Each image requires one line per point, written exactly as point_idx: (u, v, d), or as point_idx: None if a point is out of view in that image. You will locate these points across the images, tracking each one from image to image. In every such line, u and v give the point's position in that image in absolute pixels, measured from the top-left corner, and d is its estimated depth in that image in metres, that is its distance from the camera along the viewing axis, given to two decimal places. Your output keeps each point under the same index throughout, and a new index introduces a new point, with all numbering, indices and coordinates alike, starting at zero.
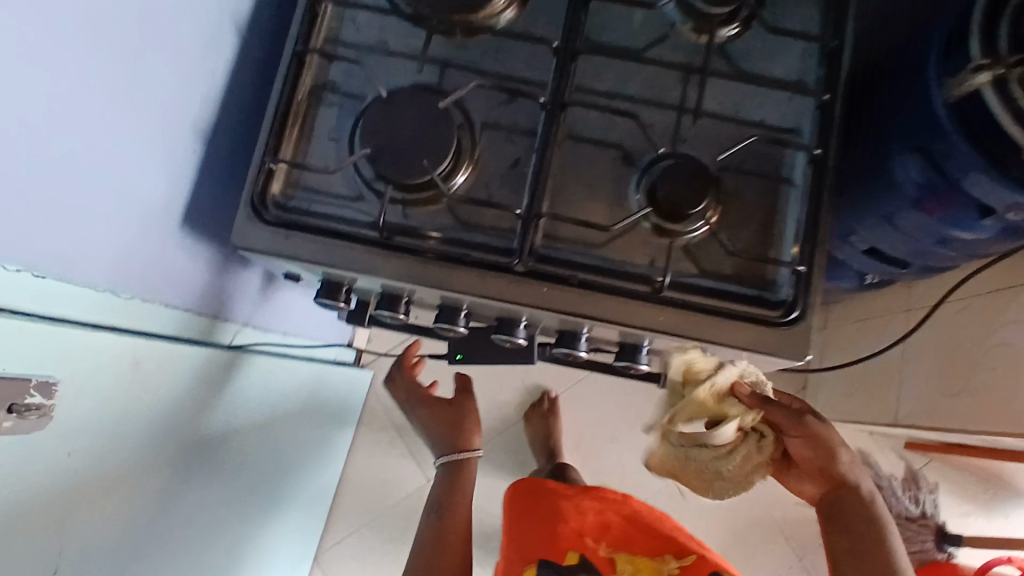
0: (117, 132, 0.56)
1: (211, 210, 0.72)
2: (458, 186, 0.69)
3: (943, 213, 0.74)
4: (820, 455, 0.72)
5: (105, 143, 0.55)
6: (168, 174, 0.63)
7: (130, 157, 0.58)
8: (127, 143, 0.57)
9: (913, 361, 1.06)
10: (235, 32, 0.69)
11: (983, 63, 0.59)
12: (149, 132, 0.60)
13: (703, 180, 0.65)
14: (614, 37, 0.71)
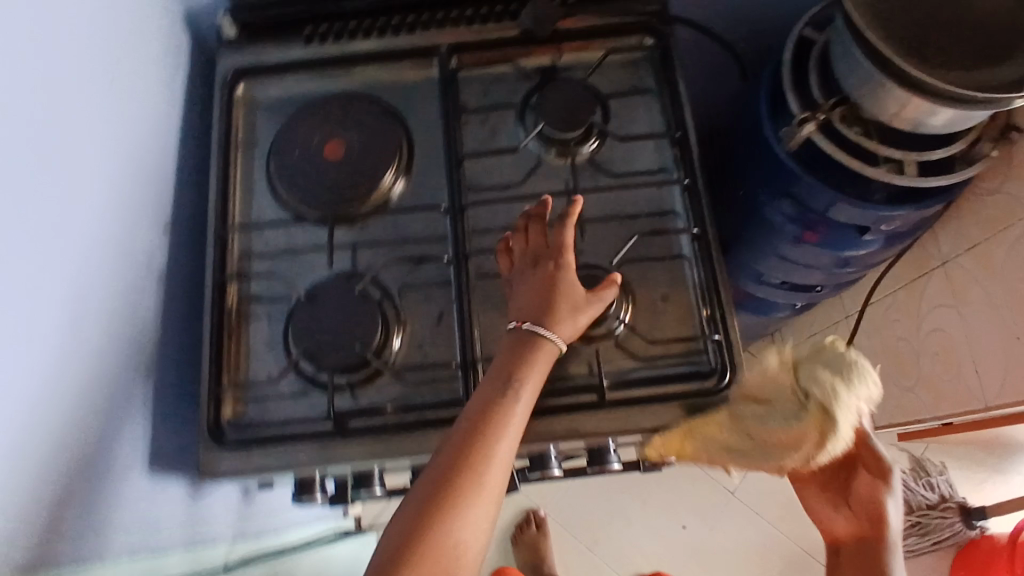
0: (60, 412, 0.60)
1: (167, 446, 0.75)
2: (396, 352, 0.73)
3: (821, 237, 0.81)
4: (865, 514, 0.60)
5: (50, 427, 0.58)
6: (115, 431, 0.66)
7: (74, 431, 0.61)
8: (70, 417, 0.61)
9: (868, 363, 1.10)
10: (159, 278, 0.75)
11: (807, 116, 0.69)
12: (90, 399, 0.63)
13: (605, 284, 0.72)
14: (493, 183, 0.79)
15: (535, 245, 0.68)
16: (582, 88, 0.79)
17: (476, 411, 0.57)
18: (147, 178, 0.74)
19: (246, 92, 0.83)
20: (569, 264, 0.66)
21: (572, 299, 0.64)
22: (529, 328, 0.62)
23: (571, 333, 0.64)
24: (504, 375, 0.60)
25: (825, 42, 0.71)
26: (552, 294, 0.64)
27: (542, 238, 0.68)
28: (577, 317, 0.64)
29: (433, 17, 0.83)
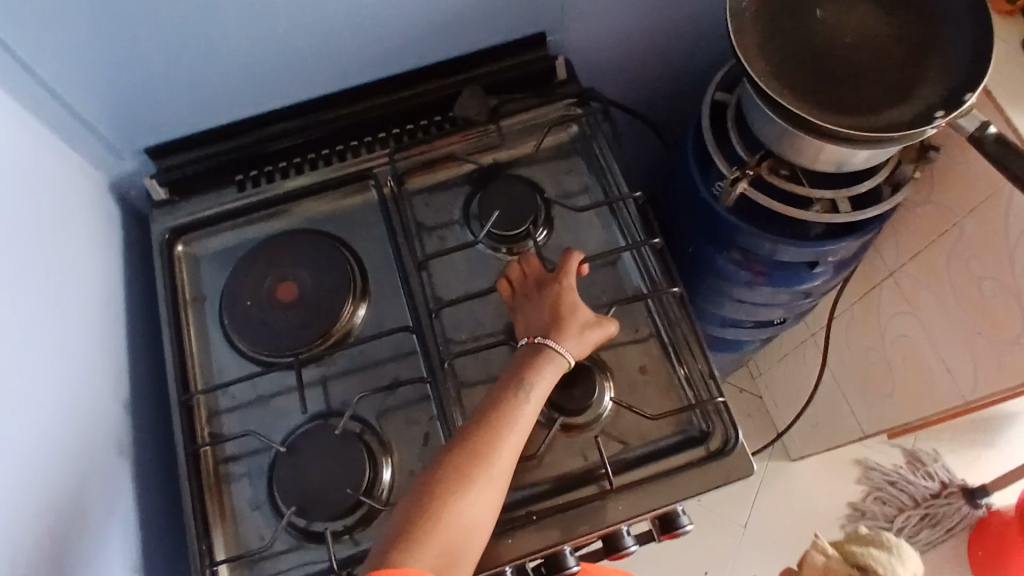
0: None
1: None
2: (388, 485, 0.70)
3: (769, 276, 0.84)
4: None
5: None
6: None
7: None
8: None
9: (843, 375, 1.12)
10: (127, 458, 0.72)
11: (738, 173, 0.72)
12: None
13: (584, 371, 0.72)
14: (451, 290, 0.79)
15: (538, 274, 0.72)
16: (520, 182, 0.81)
17: (489, 405, 0.62)
18: (100, 357, 0.72)
19: (186, 249, 0.82)
20: (572, 284, 0.70)
21: (578, 315, 0.67)
22: (540, 342, 0.66)
23: (579, 350, 0.66)
24: (515, 375, 0.64)
25: (738, 101, 0.75)
26: (557, 311, 0.68)
27: (545, 270, 0.72)
28: (585, 334, 0.67)
29: (362, 142, 0.84)
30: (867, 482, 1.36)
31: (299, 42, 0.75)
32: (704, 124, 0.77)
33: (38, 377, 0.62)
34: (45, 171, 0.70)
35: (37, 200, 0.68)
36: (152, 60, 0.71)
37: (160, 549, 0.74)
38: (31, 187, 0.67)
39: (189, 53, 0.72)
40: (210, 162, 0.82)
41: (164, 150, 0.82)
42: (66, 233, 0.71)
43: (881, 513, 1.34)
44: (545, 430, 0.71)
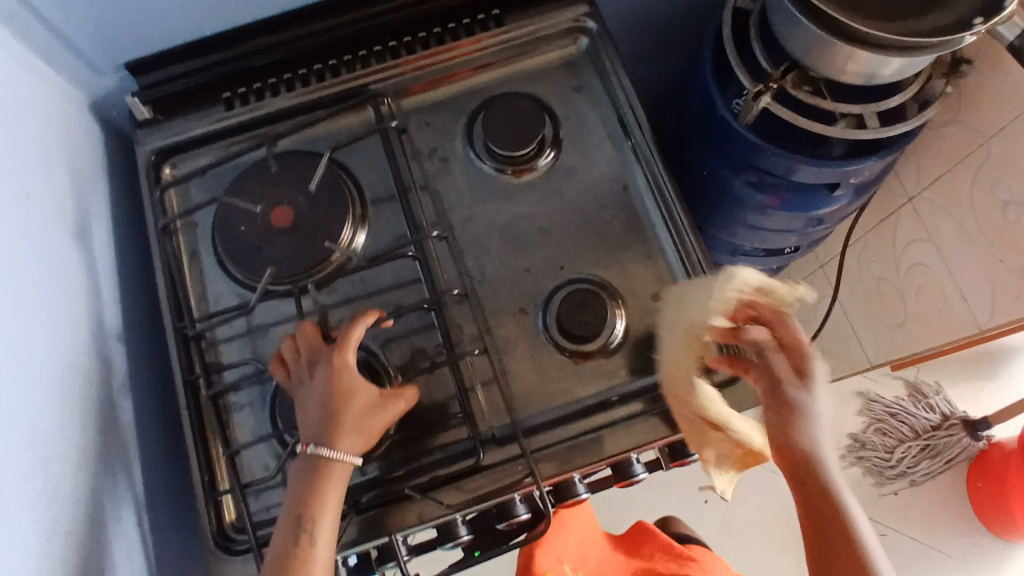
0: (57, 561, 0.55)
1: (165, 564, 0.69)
2: None
3: (787, 202, 0.80)
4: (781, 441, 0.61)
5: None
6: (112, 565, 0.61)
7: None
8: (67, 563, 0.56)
9: (852, 307, 1.10)
10: (121, 390, 0.69)
11: (761, 88, 0.67)
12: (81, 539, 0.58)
13: (594, 297, 0.69)
14: (454, 216, 0.75)
15: (312, 352, 0.60)
16: (527, 100, 0.77)
17: (282, 543, 0.53)
18: (86, 285, 0.68)
19: (173, 172, 0.77)
20: (350, 364, 0.58)
21: (353, 405, 0.57)
22: (313, 452, 0.55)
23: (360, 445, 0.57)
24: (292, 513, 0.54)
25: (762, 7, 0.70)
26: (325, 402, 0.57)
27: (318, 345, 0.60)
28: (366, 425, 0.57)
29: (357, 56, 0.79)
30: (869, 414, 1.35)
31: None
32: (726, 35, 0.72)
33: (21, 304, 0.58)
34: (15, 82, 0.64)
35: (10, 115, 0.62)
36: None
37: (162, 483, 0.72)
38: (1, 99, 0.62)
39: None
40: (196, 79, 0.76)
41: (144, 66, 0.76)
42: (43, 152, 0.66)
43: (881, 444, 1.34)
44: (554, 357, 0.70)
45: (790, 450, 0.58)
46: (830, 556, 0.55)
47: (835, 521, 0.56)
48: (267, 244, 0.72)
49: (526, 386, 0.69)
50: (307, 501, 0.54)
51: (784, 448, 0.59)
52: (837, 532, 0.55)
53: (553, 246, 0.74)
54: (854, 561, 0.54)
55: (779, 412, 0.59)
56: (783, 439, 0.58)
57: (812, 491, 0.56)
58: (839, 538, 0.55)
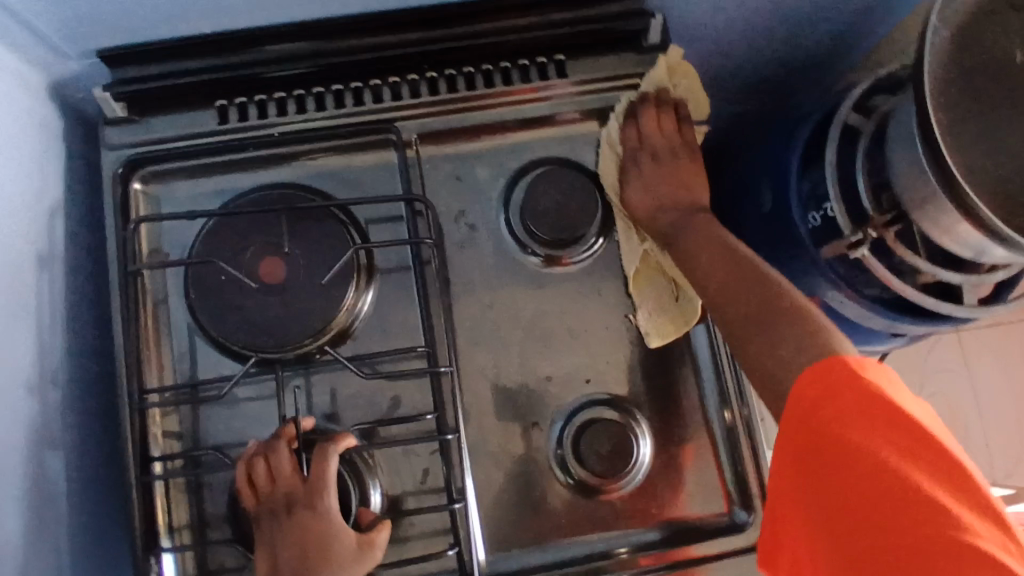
0: None
1: None
2: (379, 505, 0.61)
3: (832, 330, 0.72)
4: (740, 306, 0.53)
5: None
6: None
7: None
8: None
9: None
10: (55, 455, 0.59)
11: (861, 236, 0.59)
12: None
13: (618, 429, 0.62)
14: (475, 299, 0.65)
15: (287, 485, 0.54)
16: (580, 177, 0.65)
17: None
18: (19, 333, 0.56)
19: (144, 187, 0.64)
20: (330, 507, 0.53)
21: (329, 553, 0.52)
22: None
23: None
24: None
25: (879, 129, 0.60)
26: (300, 547, 0.52)
27: (294, 476, 0.54)
28: (345, 574, 0.52)
29: (387, 82, 0.65)
30: None
31: None
32: (828, 156, 0.63)
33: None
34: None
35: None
36: None
37: (98, 552, 0.64)
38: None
39: None
40: (189, 79, 0.62)
41: (122, 56, 0.60)
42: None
43: None
44: (563, 486, 0.63)
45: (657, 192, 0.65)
46: (753, 331, 0.51)
47: (750, 269, 0.55)
48: (250, 303, 0.61)
49: (527, 516, 0.62)
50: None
51: (671, 231, 0.63)
52: (744, 290, 0.54)
53: (581, 356, 0.65)
54: (761, 323, 0.51)
55: (671, 171, 0.66)
56: (659, 199, 0.65)
57: (733, 301, 0.54)
58: (792, 326, 0.49)
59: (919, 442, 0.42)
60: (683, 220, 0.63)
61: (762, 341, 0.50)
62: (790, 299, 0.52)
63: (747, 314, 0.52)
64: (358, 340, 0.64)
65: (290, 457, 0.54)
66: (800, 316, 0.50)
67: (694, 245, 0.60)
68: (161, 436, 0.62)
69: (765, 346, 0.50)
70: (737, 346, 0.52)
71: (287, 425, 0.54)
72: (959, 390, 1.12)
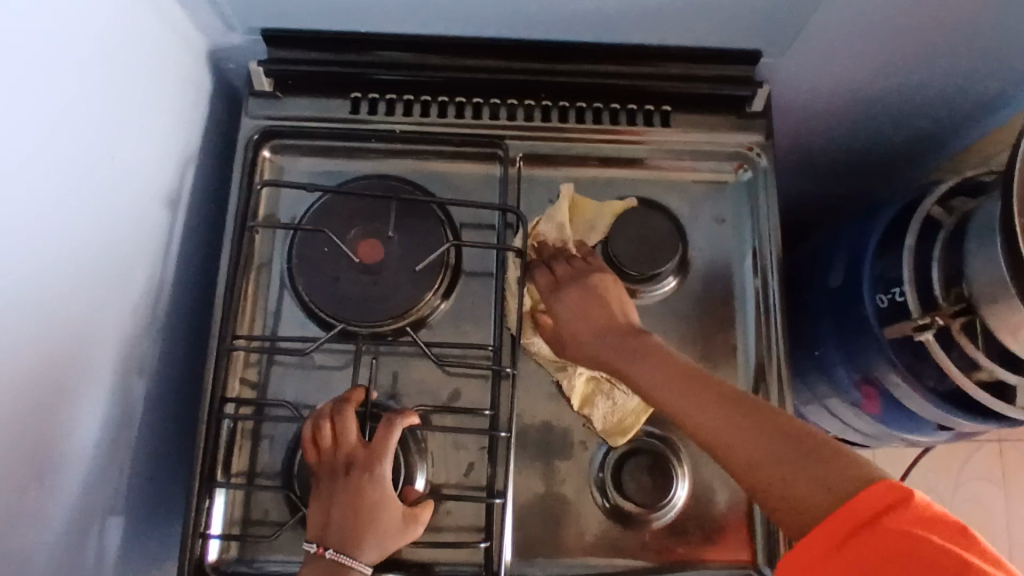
0: (23, 563, 0.51)
1: (131, 556, 0.66)
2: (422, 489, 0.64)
3: (881, 412, 0.73)
4: (717, 434, 0.52)
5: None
6: (77, 561, 0.58)
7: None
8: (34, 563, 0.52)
9: None
10: (143, 382, 0.65)
11: (926, 321, 0.61)
12: (56, 534, 0.55)
13: (662, 465, 0.64)
14: None
15: (348, 446, 0.57)
16: (665, 221, 0.69)
17: None
18: (137, 265, 0.63)
19: (273, 157, 0.71)
20: (385, 473, 0.56)
21: (377, 517, 0.55)
22: (330, 557, 0.53)
23: (377, 557, 0.55)
24: None
25: (959, 225, 0.63)
26: (352, 505, 0.55)
27: (355, 439, 0.57)
28: (387, 539, 0.55)
29: (505, 103, 0.71)
30: None
31: None
32: (906, 243, 0.65)
33: (60, 284, 0.53)
34: (117, 23, 0.57)
35: (95, 55, 0.55)
36: None
37: (159, 481, 0.69)
38: (95, 44, 0.55)
39: None
40: (333, 70, 0.69)
41: (279, 37, 0.68)
42: (125, 108, 0.59)
43: None
44: (597, 506, 0.65)
45: (592, 317, 0.62)
46: (784, 465, 0.48)
47: (742, 400, 0.52)
48: (344, 275, 0.66)
49: (558, 528, 0.65)
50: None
51: (616, 363, 0.60)
52: (739, 433, 0.51)
53: None
54: (805, 453, 0.48)
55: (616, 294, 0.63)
56: (592, 326, 0.62)
57: (745, 445, 0.50)
58: (809, 467, 0.47)
59: (916, 519, 0.42)
60: (631, 360, 0.59)
61: (794, 493, 0.47)
62: (778, 419, 0.51)
63: (795, 449, 0.48)
64: (432, 329, 0.69)
65: (355, 421, 0.58)
66: (755, 411, 0.51)
67: (645, 374, 0.57)
68: (239, 382, 0.67)
69: (806, 492, 0.46)
70: (767, 499, 0.48)
71: (357, 390, 0.59)
72: (995, 502, 1.13)
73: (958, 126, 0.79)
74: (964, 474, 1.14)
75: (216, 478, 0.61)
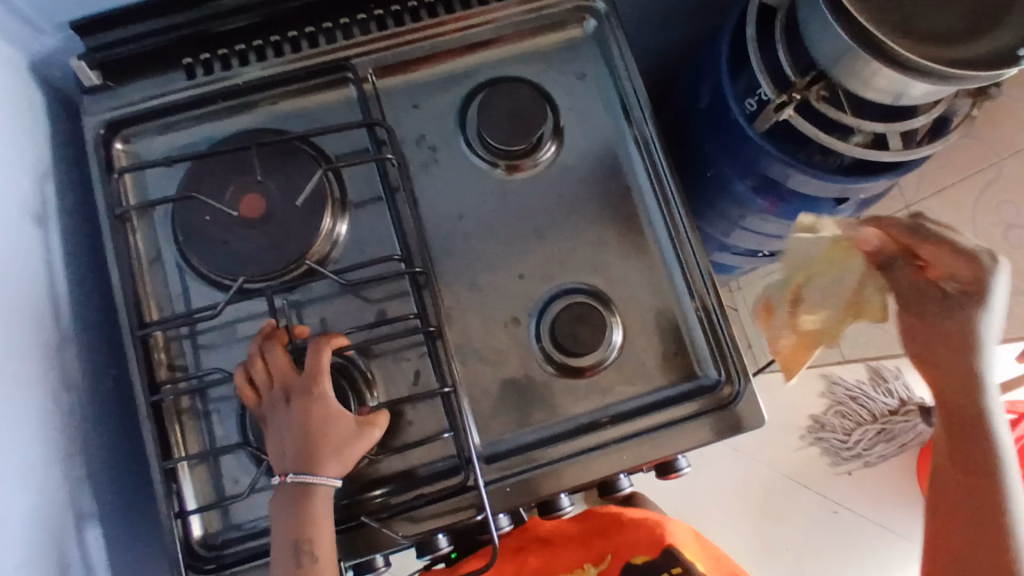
0: None
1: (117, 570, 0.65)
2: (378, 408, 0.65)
3: (783, 207, 0.76)
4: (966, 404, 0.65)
5: None
6: None
7: None
8: None
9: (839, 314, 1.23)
10: (72, 400, 0.64)
11: (784, 98, 0.64)
12: (25, 558, 0.54)
13: (588, 310, 0.66)
14: (444, 211, 0.70)
15: (283, 379, 0.57)
16: (527, 89, 0.70)
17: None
18: (25, 287, 0.61)
19: (126, 147, 0.69)
20: (326, 391, 0.57)
21: (329, 432, 0.56)
22: (293, 481, 0.55)
23: (342, 468, 0.56)
24: (293, 538, 0.54)
25: (791, 5, 0.65)
26: (302, 429, 0.56)
27: (288, 370, 0.58)
28: (345, 450, 0.56)
29: (338, 24, 0.70)
30: (830, 395, 1.28)
31: None
32: (749, 37, 0.68)
33: None
34: None
35: None
36: None
37: (123, 493, 0.68)
38: None
39: None
40: (155, 42, 0.67)
41: (91, 24, 0.66)
42: None
43: (840, 428, 1.27)
44: (545, 368, 0.67)
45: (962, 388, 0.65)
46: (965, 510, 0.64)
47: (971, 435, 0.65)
48: (234, 236, 0.65)
49: (515, 402, 0.66)
50: (301, 523, 0.55)
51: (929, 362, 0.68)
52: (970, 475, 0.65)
53: (548, 251, 0.69)
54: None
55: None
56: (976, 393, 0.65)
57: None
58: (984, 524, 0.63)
59: None
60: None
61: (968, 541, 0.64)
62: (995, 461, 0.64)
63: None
64: (340, 262, 0.69)
65: (284, 354, 0.58)
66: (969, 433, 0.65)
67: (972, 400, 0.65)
68: (169, 370, 0.66)
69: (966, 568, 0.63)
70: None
71: (278, 328, 0.59)
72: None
73: None
74: None
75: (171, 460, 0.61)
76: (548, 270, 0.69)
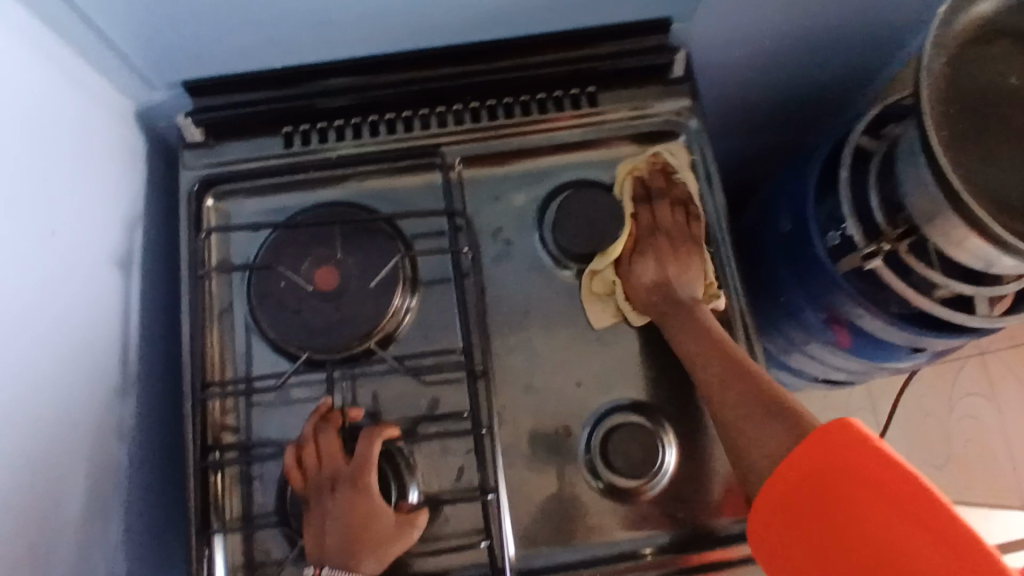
0: None
1: None
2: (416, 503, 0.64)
3: (855, 346, 0.74)
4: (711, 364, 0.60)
5: None
6: None
7: None
8: None
9: (897, 449, 1.18)
10: (124, 445, 0.65)
11: (873, 247, 0.63)
12: None
13: (643, 432, 0.65)
14: (509, 307, 0.70)
15: (332, 465, 0.58)
16: (606, 195, 0.70)
17: None
18: (100, 335, 0.63)
19: (216, 205, 0.71)
20: (371, 485, 0.57)
21: (370, 528, 0.56)
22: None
23: (377, 566, 0.56)
24: None
25: (890, 151, 0.64)
26: (343, 522, 0.56)
27: (337, 456, 0.58)
28: (383, 549, 0.56)
29: (433, 111, 0.72)
30: None
31: (387, 11, 0.62)
32: (842, 177, 0.67)
33: (22, 362, 0.54)
34: (38, 100, 0.58)
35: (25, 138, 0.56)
36: (215, 11, 0.59)
37: (156, 540, 0.69)
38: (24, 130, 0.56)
39: (258, 11, 0.60)
40: (260, 108, 0.70)
41: (203, 86, 0.69)
42: (64, 185, 0.60)
43: None
44: (592, 485, 0.65)
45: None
46: (755, 421, 0.53)
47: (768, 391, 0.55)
48: (304, 307, 0.66)
49: (555, 516, 0.65)
50: None
51: None
52: (736, 399, 0.56)
53: (609, 363, 0.69)
54: (760, 407, 0.54)
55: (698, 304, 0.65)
56: None
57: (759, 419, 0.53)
58: (780, 414, 0.52)
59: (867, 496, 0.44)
60: (707, 336, 0.62)
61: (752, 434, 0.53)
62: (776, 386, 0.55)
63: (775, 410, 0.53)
64: (401, 343, 0.69)
65: (336, 439, 0.59)
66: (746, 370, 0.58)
67: (691, 336, 0.62)
68: (220, 429, 0.67)
69: (762, 439, 0.52)
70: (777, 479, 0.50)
71: (334, 411, 0.60)
72: (988, 416, 1.19)
73: (880, 62, 0.81)
74: (954, 393, 1.20)
75: (210, 525, 0.62)
76: (607, 383, 0.68)
